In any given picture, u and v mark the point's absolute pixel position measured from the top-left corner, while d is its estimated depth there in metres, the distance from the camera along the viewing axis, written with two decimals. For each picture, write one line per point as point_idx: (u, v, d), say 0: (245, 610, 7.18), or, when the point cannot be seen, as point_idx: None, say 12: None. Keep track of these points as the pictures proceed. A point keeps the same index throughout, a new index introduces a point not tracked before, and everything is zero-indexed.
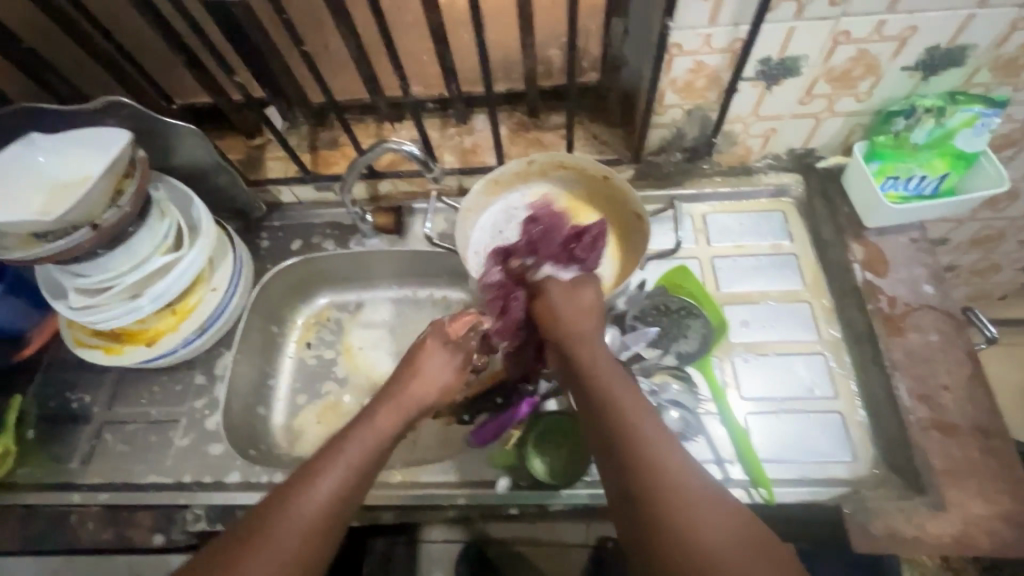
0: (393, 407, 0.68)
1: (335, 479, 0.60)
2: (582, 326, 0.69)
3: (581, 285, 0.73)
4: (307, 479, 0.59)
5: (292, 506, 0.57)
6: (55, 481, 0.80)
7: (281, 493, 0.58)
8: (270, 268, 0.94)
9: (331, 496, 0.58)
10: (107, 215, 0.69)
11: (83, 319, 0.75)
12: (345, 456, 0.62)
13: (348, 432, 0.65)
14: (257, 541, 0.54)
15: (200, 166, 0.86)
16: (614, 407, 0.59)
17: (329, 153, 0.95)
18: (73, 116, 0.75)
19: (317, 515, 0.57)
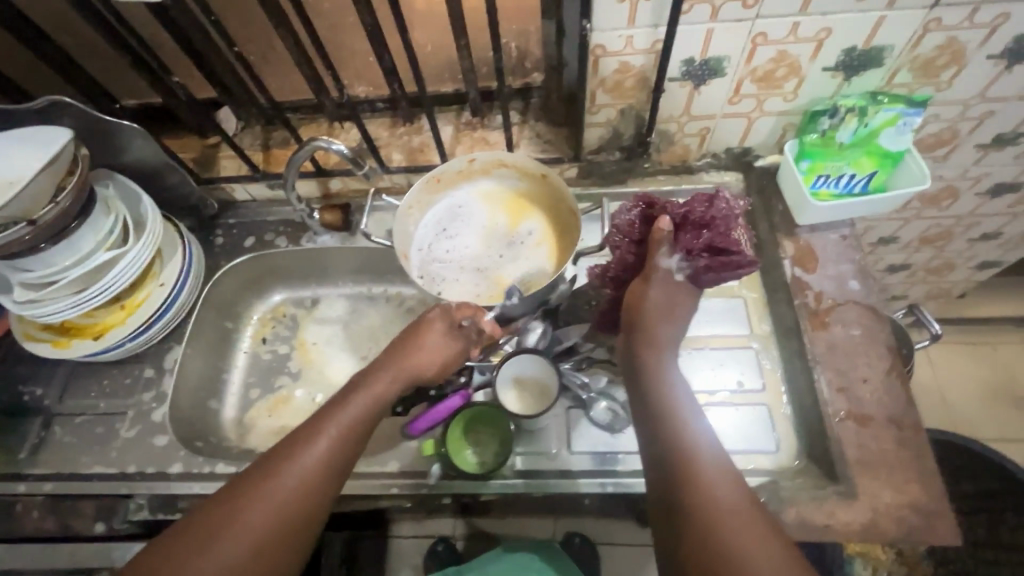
0: (385, 378, 0.68)
1: (323, 451, 0.60)
2: (660, 327, 0.65)
3: (681, 292, 0.67)
4: (296, 446, 0.60)
5: (282, 473, 0.58)
6: (5, 471, 0.82)
7: (270, 461, 0.59)
8: (222, 265, 0.96)
9: (313, 465, 0.59)
10: (46, 210, 0.70)
11: (28, 313, 0.77)
12: (330, 426, 0.62)
13: (342, 402, 0.65)
14: (246, 511, 0.55)
15: (150, 164, 0.88)
16: (672, 408, 0.58)
17: (281, 152, 0.96)
18: (16, 116, 0.76)
19: (298, 483, 0.58)
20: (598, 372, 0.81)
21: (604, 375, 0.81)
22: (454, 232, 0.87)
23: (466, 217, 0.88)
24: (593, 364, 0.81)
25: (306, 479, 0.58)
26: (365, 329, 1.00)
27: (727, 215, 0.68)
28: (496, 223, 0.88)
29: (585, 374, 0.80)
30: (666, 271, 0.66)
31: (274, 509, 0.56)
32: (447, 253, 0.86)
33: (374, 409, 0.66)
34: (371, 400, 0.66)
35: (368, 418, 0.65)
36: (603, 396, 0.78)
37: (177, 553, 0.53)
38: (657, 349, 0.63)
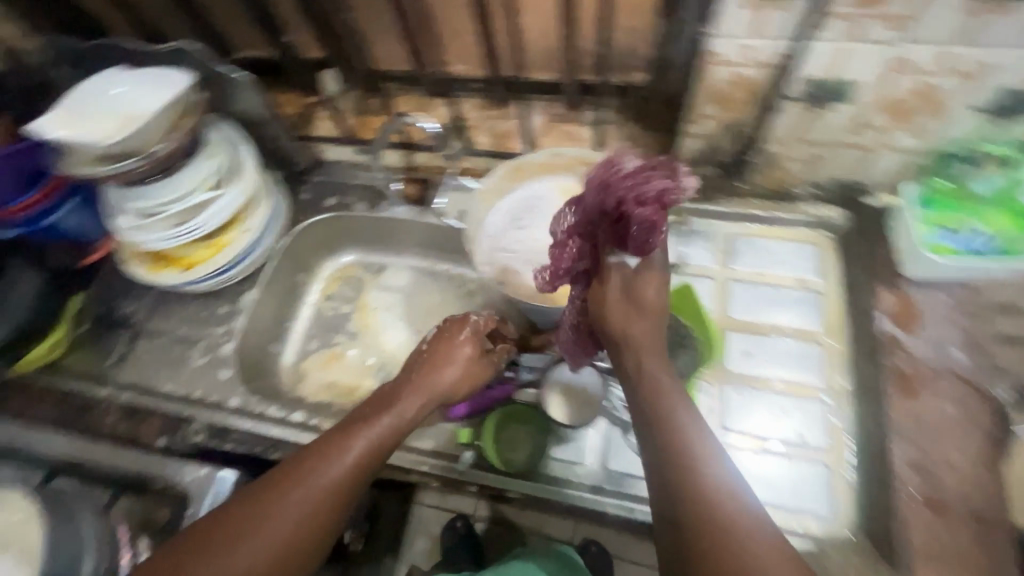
0: (412, 396, 0.68)
1: (347, 466, 0.61)
2: (644, 329, 0.58)
3: (643, 279, 0.59)
4: (320, 459, 0.61)
5: (304, 485, 0.59)
6: (94, 374, 0.92)
7: (287, 469, 0.61)
8: (303, 220, 1.00)
9: (336, 479, 0.60)
10: (158, 147, 0.77)
11: (131, 236, 0.84)
12: (356, 443, 0.63)
13: (370, 417, 0.65)
14: (263, 511, 0.57)
15: (253, 115, 0.92)
16: (677, 429, 0.53)
17: (371, 118, 1.02)
18: (150, 55, 0.84)
19: (321, 496, 0.59)
20: None
21: None
22: (526, 223, 0.86)
23: (539, 211, 0.87)
24: None
25: (330, 492, 0.59)
26: (422, 303, 1.02)
27: (619, 172, 0.57)
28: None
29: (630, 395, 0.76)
30: (622, 268, 0.59)
31: (297, 520, 0.58)
32: (517, 243, 0.85)
33: (401, 428, 0.66)
34: (399, 419, 0.66)
35: (395, 434, 0.65)
36: None
37: (196, 554, 0.56)
38: (642, 356, 0.58)
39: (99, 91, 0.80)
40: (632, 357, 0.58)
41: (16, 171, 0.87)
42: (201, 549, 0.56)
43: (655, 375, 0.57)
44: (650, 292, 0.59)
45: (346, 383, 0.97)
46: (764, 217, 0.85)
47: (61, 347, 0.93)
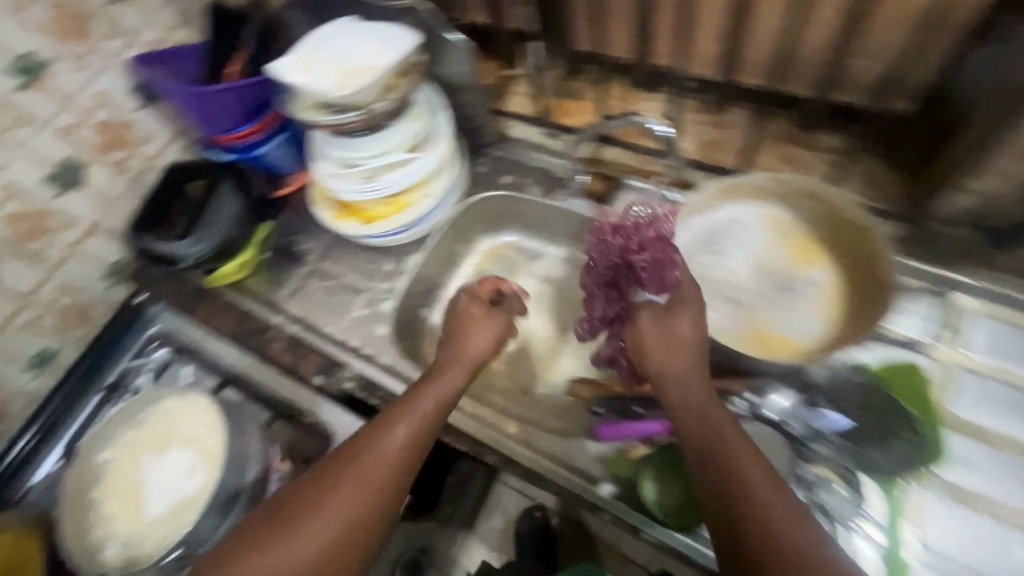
0: (450, 377, 0.72)
1: (397, 444, 0.65)
2: (678, 358, 0.64)
3: (678, 312, 0.66)
4: (371, 444, 0.64)
5: (363, 470, 0.62)
6: (269, 300, 0.98)
7: (348, 450, 0.64)
8: (477, 194, 0.99)
9: (393, 457, 0.64)
10: (376, 105, 0.79)
11: (330, 184, 0.89)
12: (400, 425, 0.66)
13: (410, 398, 0.69)
14: (330, 484, 0.62)
15: (458, 80, 0.91)
16: (727, 463, 0.56)
17: (568, 103, 0.98)
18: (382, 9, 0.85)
19: (381, 476, 0.63)
20: (828, 477, 0.65)
21: (835, 483, 0.65)
22: (724, 247, 0.77)
23: (742, 237, 0.77)
24: (826, 464, 0.65)
25: (391, 472, 0.63)
26: (573, 301, 0.98)
27: (632, 223, 0.70)
28: (772, 257, 0.76)
29: (811, 473, 0.65)
30: (651, 305, 0.68)
31: (366, 504, 0.61)
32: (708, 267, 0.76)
33: (443, 406, 0.70)
34: (439, 395, 0.70)
35: (437, 408, 0.69)
36: (823, 506, 0.64)
37: (277, 527, 0.59)
38: (689, 392, 0.62)
39: (330, 39, 0.83)
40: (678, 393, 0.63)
41: (245, 101, 0.95)
42: (282, 525, 0.59)
43: (701, 407, 0.61)
44: (682, 324, 0.66)
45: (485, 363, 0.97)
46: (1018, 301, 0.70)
47: (246, 267, 1.00)
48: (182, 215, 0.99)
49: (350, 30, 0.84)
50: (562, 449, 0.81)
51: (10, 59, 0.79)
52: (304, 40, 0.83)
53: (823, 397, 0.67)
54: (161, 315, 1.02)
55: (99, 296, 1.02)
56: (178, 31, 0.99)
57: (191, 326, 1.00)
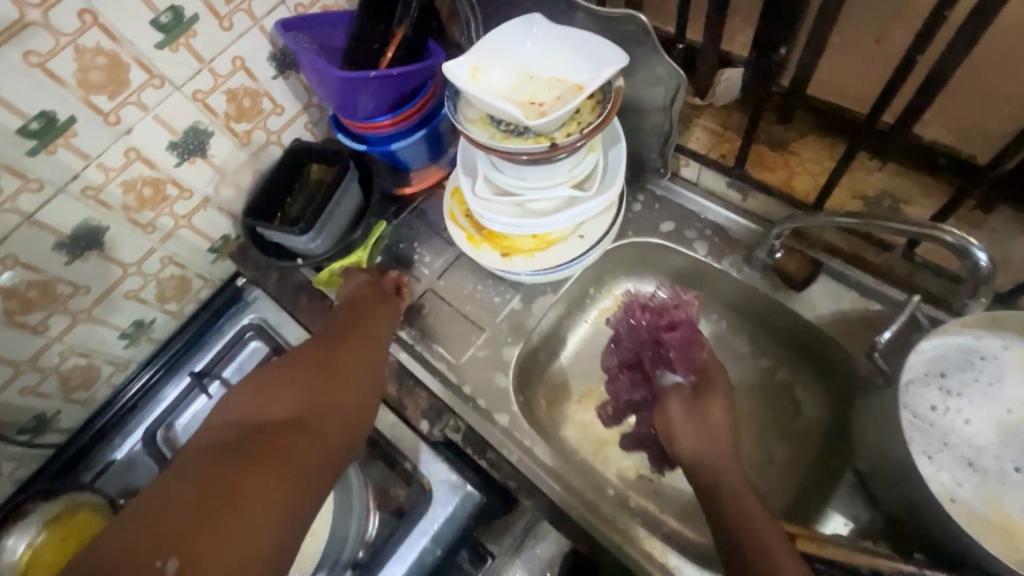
0: (372, 298, 0.80)
1: (366, 348, 0.73)
2: (700, 437, 0.64)
3: (706, 399, 0.67)
4: (344, 348, 0.72)
5: (346, 363, 0.70)
6: None
7: (323, 347, 0.72)
8: (630, 236, 0.84)
9: (366, 356, 0.72)
10: (564, 138, 0.64)
11: (474, 209, 0.75)
12: (364, 334, 0.75)
13: (362, 317, 0.77)
14: (321, 369, 0.68)
15: (643, 105, 0.76)
16: (719, 472, 0.61)
17: (769, 154, 0.79)
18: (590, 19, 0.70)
19: (360, 366, 0.71)
20: None
21: None
22: (971, 389, 0.61)
23: (999, 381, 0.60)
24: None
25: (365, 365, 0.71)
26: None
27: (652, 304, 0.74)
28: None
29: None
30: (679, 387, 0.69)
31: (355, 384, 0.68)
32: (946, 412, 0.60)
33: (385, 316, 0.79)
34: (375, 308, 0.79)
35: (385, 321, 0.78)
36: None
37: (276, 393, 0.64)
38: (720, 475, 0.60)
39: (511, 42, 0.69)
40: (670, 438, 0.67)
41: (391, 90, 0.82)
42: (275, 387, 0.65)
43: (746, 506, 0.56)
44: (715, 411, 0.66)
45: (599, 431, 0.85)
46: None
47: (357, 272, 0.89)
48: (302, 201, 0.91)
49: (540, 33, 0.68)
50: None
51: (155, 13, 0.69)
52: (481, 38, 0.69)
53: None
54: (257, 300, 0.96)
55: (201, 271, 0.95)
56: None
57: (291, 324, 0.93)
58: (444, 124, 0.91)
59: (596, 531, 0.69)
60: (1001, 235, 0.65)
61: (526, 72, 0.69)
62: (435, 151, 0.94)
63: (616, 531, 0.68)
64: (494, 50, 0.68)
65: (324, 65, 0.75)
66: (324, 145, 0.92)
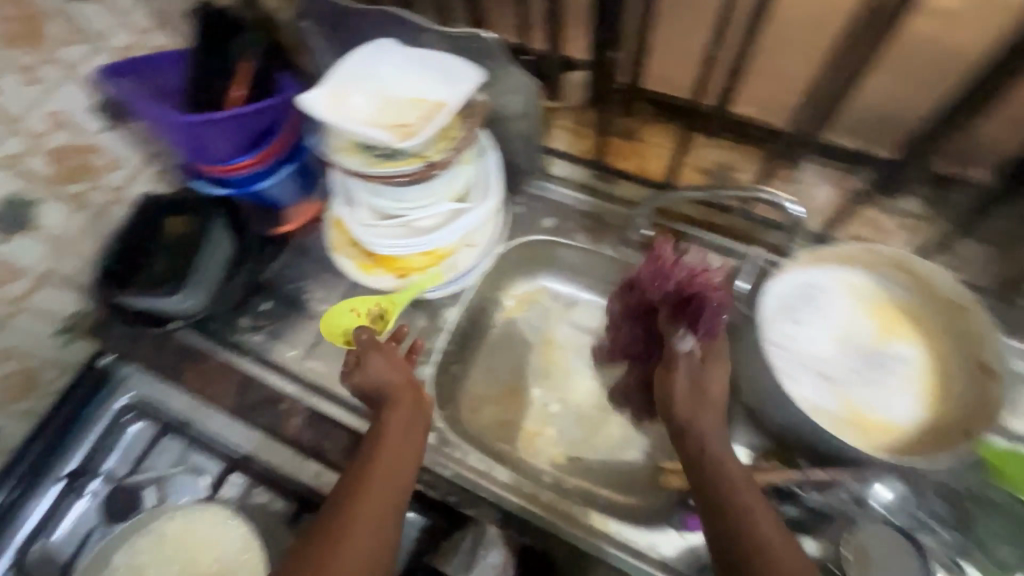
0: (399, 413, 0.67)
1: (389, 477, 0.62)
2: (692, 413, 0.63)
3: (710, 369, 0.65)
4: (362, 497, 0.60)
5: (366, 504, 0.59)
6: (278, 363, 0.83)
7: (346, 497, 0.60)
8: (517, 237, 0.89)
9: (387, 492, 0.61)
10: (436, 155, 0.66)
11: (360, 236, 0.75)
12: (387, 453, 0.63)
13: (386, 432, 0.65)
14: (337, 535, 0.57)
15: (504, 111, 0.80)
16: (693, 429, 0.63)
17: (622, 145, 0.88)
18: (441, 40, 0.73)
19: (380, 510, 0.59)
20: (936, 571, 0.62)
21: None
22: (810, 314, 0.73)
23: (827, 304, 0.73)
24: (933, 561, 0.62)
25: (386, 499, 0.60)
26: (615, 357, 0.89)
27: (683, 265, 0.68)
28: (861, 327, 0.72)
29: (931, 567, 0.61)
30: (688, 354, 0.66)
31: (367, 537, 0.58)
32: (798, 338, 0.71)
33: (410, 424, 0.66)
34: (403, 416, 0.66)
35: (413, 434, 0.66)
36: None
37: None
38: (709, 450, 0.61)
39: (365, 68, 0.70)
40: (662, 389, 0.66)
41: (248, 128, 0.78)
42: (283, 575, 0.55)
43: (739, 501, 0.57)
44: (716, 381, 0.65)
45: (524, 427, 0.87)
46: None
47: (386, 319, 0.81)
48: (165, 259, 0.81)
49: (395, 57, 0.70)
50: (644, 540, 0.70)
51: None
52: (335, 67, 0.69)
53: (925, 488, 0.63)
54: (128, 379, 0.84)
55: (51, 358, 0.83)
56: (153, 35, 0.80)
57: (176, 395, 0.83)
58: (311, 156, 0.89)
59: (540, 521, 0.72)
60: (808, 186, 0.78)
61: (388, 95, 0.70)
62: (308, 184, 0.91)
63: (557, 515, 0.72)
64: (352, 78, 0.69)
65: (167, 112, 0.72)
66: (183, 195, 0.85)
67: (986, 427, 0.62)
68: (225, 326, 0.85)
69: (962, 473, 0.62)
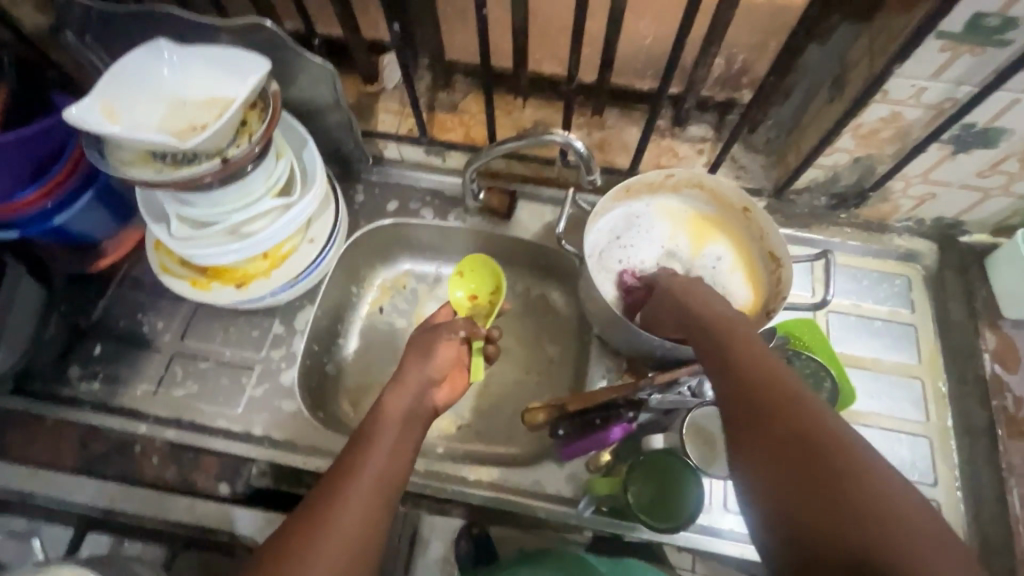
0: (397, 402, 0.66)
1: (385, 460, 0.59)
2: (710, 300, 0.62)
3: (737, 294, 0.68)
4: (356, 475, 0.57)
5: (358, 481, 0.56)
6: (122, 408, 0.76)
7: (338, 478, 0.57)
8: (363, 225, 0.88)
9: (378, 477, 0.57)
10: (236, 151, 0.64)
11: (182, 251, 0.71)
12: (390, 432, 0.62)
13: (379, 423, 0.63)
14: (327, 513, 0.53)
15: (314, 103, 0.79)
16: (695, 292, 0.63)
17: (445, 118, 0.90)
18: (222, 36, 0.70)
19: (371, 486, 0.56)
20: None
21: None
22: (639, 234, 0.79)
23: (653, 223, 0.80)
24: None
25: (376, 480, 0.57)
26: None
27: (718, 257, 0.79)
28: (678, 246, 0.79)
29: None
30: None
31: (354, 516, 0.54)
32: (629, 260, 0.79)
33: (407, 420, 0.65)
34: (399, 404, 0.65)
35: (412, 428, 0.65)
36: None
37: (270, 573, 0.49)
38: (710, 305, 0.61)
39: (140, 73, 0.65)
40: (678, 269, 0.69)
41: (19, 156, 0.69)
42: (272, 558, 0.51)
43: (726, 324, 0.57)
44: None
45: None
46: (858, 247, 0.84)
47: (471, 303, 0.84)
48: None
49: (174, 58, 0.66)
50: (530, 478, 0.74)
51: None
52: (104, 76, 0.64)
53: None
54: None
55: None
56: None
57: (6, 469, 0.74)
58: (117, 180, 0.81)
59: (428, 489, 0.74)
60: (617, 129, 0.87)
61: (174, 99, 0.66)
62: (121, 210, 0.83)
63: (445, 479, 0.74)
64: (125, 86, 0.64)
65: None
66: None
67: (780, 301, 0.71)
68: (51, 383, 0.78)
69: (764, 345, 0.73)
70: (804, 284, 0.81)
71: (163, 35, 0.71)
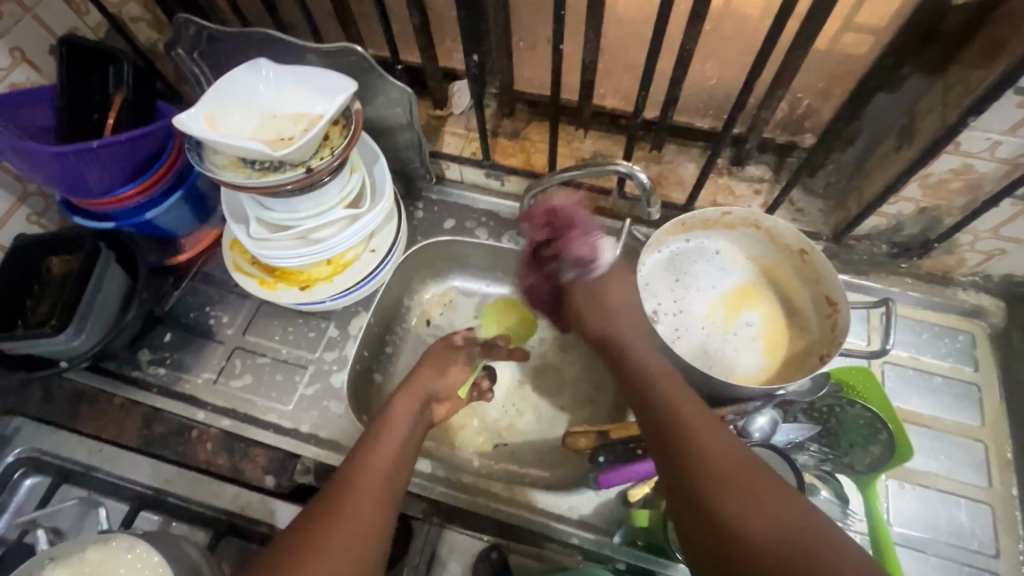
0: (405, 406, 0.70)
1: (392, 454, 0.64)
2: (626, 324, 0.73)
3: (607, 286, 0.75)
4: (361, 469, 0.61)
5: (371, 470, 0.61)
6: (183, 394, 0.81)
7: (353, 465, 0.62)
8: (420, 240, 0.91)
9: (389, 465, 0.63)
10: (318, 162, 0.68)
11: (254, 251, 0.76)
12: (395, 432, 0.66)
13: (388, 419, 0.67)
14: (348, 497, 0.59)
15: (388, 122, 0.84)
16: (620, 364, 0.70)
17: (507, 144, 0.94)
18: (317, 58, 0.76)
19: (380, 479, 0.61)
20: (814, 483, 0.70)
21: (821, 488, 0.70)
22: (680, 288, 0.79)
23: (694, 278, 0.79)
24: (809, 472, 0.71)
25: (387, 471, 0.62)
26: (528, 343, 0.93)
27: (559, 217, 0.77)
28: (711, 316, 0.77)
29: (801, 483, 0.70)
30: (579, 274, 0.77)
31: (367, 503, 0.59)
32: (671, 313, 0.77)
33: (413, 417, 0.70)
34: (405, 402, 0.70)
35: (416, 420, 0.70)
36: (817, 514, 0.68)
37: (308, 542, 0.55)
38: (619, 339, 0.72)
39: (241, 88, 0.71)
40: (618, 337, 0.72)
41: (128, 155, 0.75)
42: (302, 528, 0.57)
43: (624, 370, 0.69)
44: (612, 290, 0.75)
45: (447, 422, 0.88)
46: (919, 298, 0.81)
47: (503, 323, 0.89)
48: (48, 302, 0.77)
49: (273, 76, 0.72)
50: (565, 503, 0.74)
51: None
52: (211, 86, 0.70)
53: (796, 412, 0.72)
54: (20, 431, 0.80)
55: None
56: (16, 71, 0.77)
57: (74, 441, 0.79)
58: (202, 182, 0.87)
59: (461, 504, 0.74)
60: (674, 164, 0.89)
61: (266, 112, 0.71)
62: (202, 210, 0.90)
63: (479, 495, 0.74)
64: (227, 99, 0.70)
65: (31, 144, 0.67)
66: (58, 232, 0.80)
67: (835, 349, 0.69)
68: (123, 364, 0.83)
69: (812, 388, 0.70)
70: (859, 332, 0.80)
71: (263, 54, 0.78)
